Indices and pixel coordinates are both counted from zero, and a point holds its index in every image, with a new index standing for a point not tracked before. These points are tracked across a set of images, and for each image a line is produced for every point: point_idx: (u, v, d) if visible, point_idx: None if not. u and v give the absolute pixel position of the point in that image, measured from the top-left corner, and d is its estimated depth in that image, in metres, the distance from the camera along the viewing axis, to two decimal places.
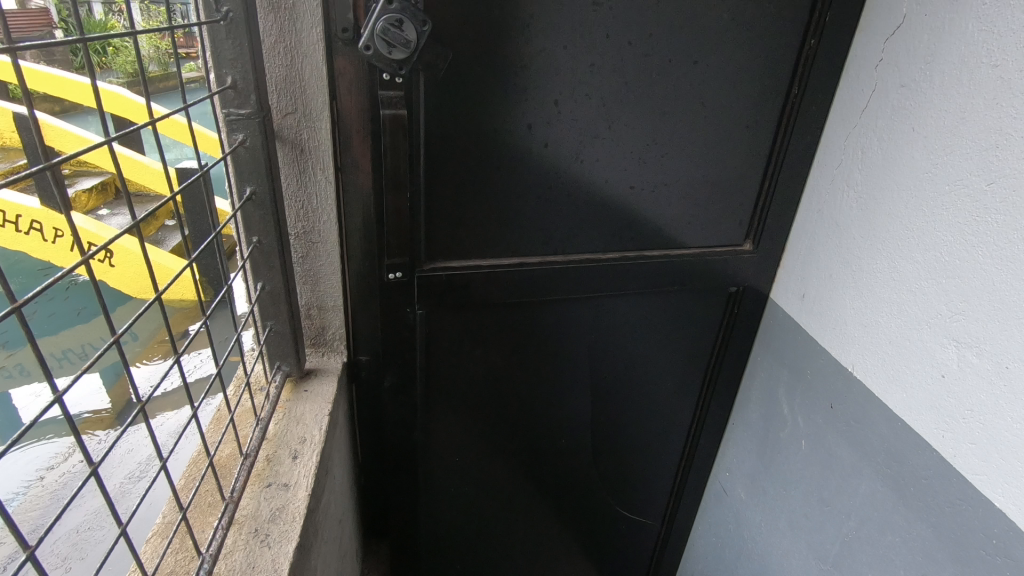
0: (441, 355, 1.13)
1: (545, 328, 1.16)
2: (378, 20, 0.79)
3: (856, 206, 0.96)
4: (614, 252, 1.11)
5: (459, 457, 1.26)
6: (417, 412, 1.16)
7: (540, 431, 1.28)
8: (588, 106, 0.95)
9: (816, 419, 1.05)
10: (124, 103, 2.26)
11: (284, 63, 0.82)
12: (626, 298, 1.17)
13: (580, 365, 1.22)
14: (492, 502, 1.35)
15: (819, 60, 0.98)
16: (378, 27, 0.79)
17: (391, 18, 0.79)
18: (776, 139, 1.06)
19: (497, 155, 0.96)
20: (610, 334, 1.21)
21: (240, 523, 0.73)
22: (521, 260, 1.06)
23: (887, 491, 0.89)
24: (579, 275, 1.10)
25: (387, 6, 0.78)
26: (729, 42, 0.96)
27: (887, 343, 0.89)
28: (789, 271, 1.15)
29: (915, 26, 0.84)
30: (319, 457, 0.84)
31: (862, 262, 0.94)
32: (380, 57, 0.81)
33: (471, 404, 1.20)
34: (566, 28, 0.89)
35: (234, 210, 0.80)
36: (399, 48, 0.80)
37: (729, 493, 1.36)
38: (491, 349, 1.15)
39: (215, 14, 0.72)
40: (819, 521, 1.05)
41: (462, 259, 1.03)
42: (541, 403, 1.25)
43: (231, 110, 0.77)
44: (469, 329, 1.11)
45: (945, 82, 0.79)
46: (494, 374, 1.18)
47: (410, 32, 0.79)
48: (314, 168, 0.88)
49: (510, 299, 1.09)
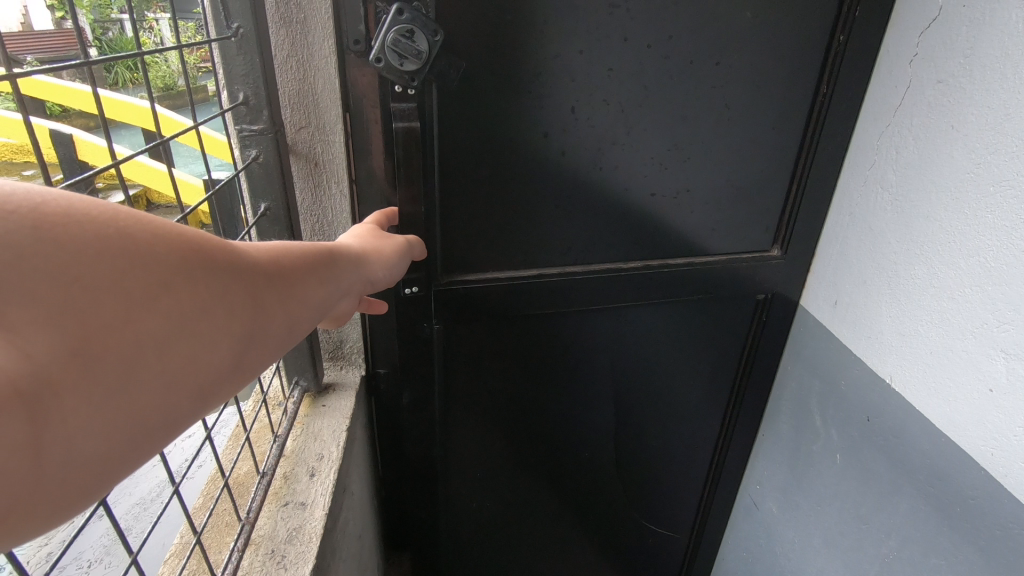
0: (461, 370, 1.11)
1: (566, 340, 1.13)
2: (389, 33, 0.75)
3: (891, 209, 0.91)
4: (637, 260, 1.08)
5: (481, 471, 1.24)
6: (437, 428, 1.14)
7: (563, 445, 1.26)
8: (607, 111, 0.93)
9: (851, 433, 1.01)
10: (133, 112, 2.23)
11: (297, 77, 0.81)
12: (649, 308, 1.14)
13: (602, 376, 1.20)
14: (516, 518, 1.33)
15: (848, 57, 0.94)
16: (389, 39, 0.75)
17: (401, 29, 0.75)
18: (804, 142, 1.02)
19: (516, 165, 0.94)
20: (634, 345, 1.18)
21: (257, 544, 0.72)
22: (542, 272, 1.04)
23: (930, 511, 0.84)
24: (600, 285, 1.07)
25: (397, 17, 0.75)
26: (753, 40, 0.93)
27: (927, 353, 0.84)
28: (819, 276, 1.11)
29: (952, 19, 0.80)
30: (336, 475, 0.83)
31: (898, 268, 0.90)
32: (391, 69, 0.78)
33: (492, 418, 1.18)
34: (582, 32, 0.86)
35: (249, 226, 0.81)
36: (411, 60, 0.77)
37: (760, 507, 1.31)
38: (512, 363, 1.13)
39: (225, 31, 0.72)
40: (856, 540, 1.00)
41: (481, 272, 1.01)
42: (564, 416, 1.22)
43: (244, 126, 0.78)
44: (489, 342, 1.09)
45: (987, 77, 0.75)
46: (515, 388, 1.16)
47: (421, 42, 0.76)
48: (329, 182, 0.88)
49: (531, 312, 1.07)
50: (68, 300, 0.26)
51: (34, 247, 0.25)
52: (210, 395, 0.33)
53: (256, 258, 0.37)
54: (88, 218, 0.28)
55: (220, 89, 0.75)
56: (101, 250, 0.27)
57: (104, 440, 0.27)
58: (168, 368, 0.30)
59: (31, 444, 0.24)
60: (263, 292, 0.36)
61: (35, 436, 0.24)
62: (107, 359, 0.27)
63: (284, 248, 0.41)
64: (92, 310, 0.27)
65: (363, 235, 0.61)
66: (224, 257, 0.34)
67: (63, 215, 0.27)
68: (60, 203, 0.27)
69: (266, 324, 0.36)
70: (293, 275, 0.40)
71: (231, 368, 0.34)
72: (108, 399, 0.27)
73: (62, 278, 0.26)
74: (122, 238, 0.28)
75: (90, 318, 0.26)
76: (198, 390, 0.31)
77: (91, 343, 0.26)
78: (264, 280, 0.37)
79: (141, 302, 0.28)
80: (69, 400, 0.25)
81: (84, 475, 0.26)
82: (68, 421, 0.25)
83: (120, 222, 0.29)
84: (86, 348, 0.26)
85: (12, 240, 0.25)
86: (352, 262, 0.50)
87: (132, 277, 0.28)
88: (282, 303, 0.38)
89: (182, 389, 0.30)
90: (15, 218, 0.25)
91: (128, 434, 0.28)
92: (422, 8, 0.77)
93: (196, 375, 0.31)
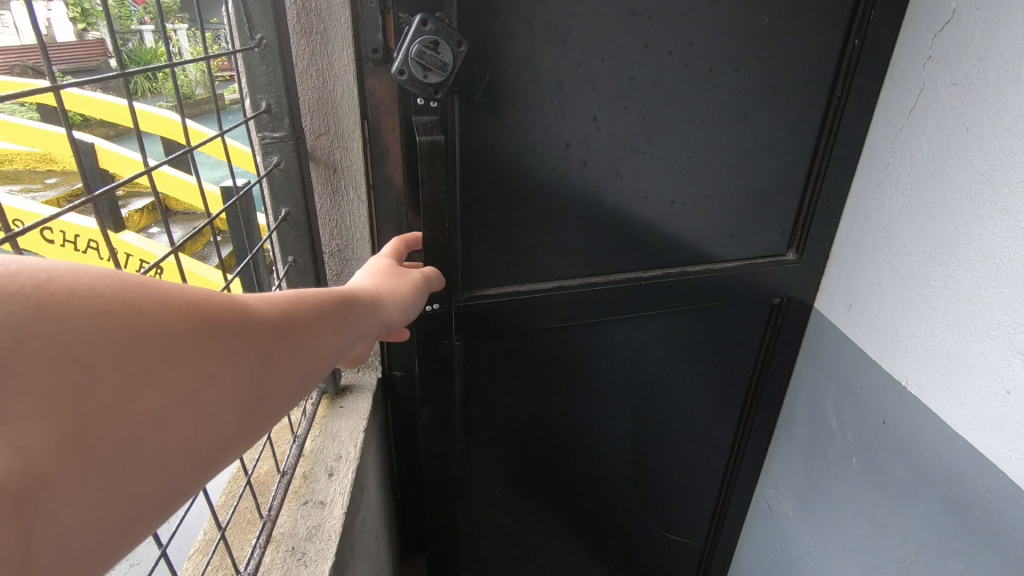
0: (480, 384, 1.12)
1: (585, 350, 1.14)
2: (413, 44, 0.76)
3: (905, 212, 0.91)
4: (655, 270, 1.08)
5: (499, 481, 1.25)
6: (457, 444, 1.14)
7: (581, 454, 1.26)
8: (627, 119, 0.94)
9: (867, 436, 1.00)
10: (161, 122, 2.29)
11: (316, 85, 0.83)
12: (666, 315, 1.14)
13: (620, 383, 1.20)
14: (533, 528, 1.34)
15: (864, 60, 0.94)
16: (412, 51, 0.76)
17: (426, 40, 0.76)
18: (819, 146, 1.02)
19: (535, 173, 0.94)
20: (651, 350, 1.18)
21: (278, 541, 0.74)
22: (562, 283, 1.05)
23: (948, 515, 0.84)
24: (619, 296, 1.08)
25: (421, 28, 0.76)
26: (770, 46, 0.93)
27: (943, 355, 0.84)
28: (834, 279, 1.11)
29: (966, 21, 0.80)
30: (354, 474, 0.84)
31: (913, 271, 0.90)
32: (415, 81, 0.79)
33: (511, 430, 1.19)
34: (603, 40, 0.87)
35: (269, 231, 0.83)
36: (434, 72, 0.77)
37: (775, 511, 1.31)
38: (531, 374, 1.13)
39: (249, 41, 0.74)
40: (873, 545, 1.00)
41: (501, 287, 1.02)
42: (582, 425, 1.23)
43: (267, 133, 0.80)
44: (508, 355, 1.10)
45: (1001, 79, 0.75)
46: (534, 399, 1.16)
47: (446, 53, 0.77)
48: (347, 188, 0.90)
49: (550, 323, 1.07)
50: (70, 379, 0.26)
51: (38, 326, 0.25)
52: (211, 458, 0.34)
53: (260, 317, 0.38)
54: (92, 292, 0.28)
55: (244, 97, 0.78)
56: (103, 327, 0.27)
57: (102, 520, 0.27)
58: (169, 441, 0.30)
59: (25, 540, 0.24)
60: (268, 351, 0.37)
61: (32, 525, 0.24)
62: (106, 438, 0.27)
63: (288, 302, 0.42)
64: (93, 389, 0.27)
65: (378, 272, 0.62)
66: (227, 321, 0.35)
67: (69, 291, 0.27)
68: (67, 278, 0.27)
69: (267, 384, 0.37)
70: (295, 331, 0.41)
71: (232, 431, 0.35)
72: (104, 479, 0.27)
73: (64, 359, 0.26)
74: (128, 313, 0.29)
75: (89, 399, 0.27)
76: (197, 457, 0.32)
77: (88, 426, 0.26)
78: (269, 340, 0.38)
79: (142, 378, 0.29)
80: (63, 486, 0.25)
81: (83, 555, 0.27)
82: (63, 509, 0.25)
83: (126, 294, 0.29)
84: (83, 431, 0.26)
85: (14, 322, 0.25)
86: (364, 306, 0.51)
87: (135, 355, 0.28)
88: (282, 363, 0.39)
89: (181, 458, 0.31)
90: (18, 298, 0.25)
91: (128, 509, 0.29)
92: (446, 19, 0.77)
93: (197, 441, 0.32)
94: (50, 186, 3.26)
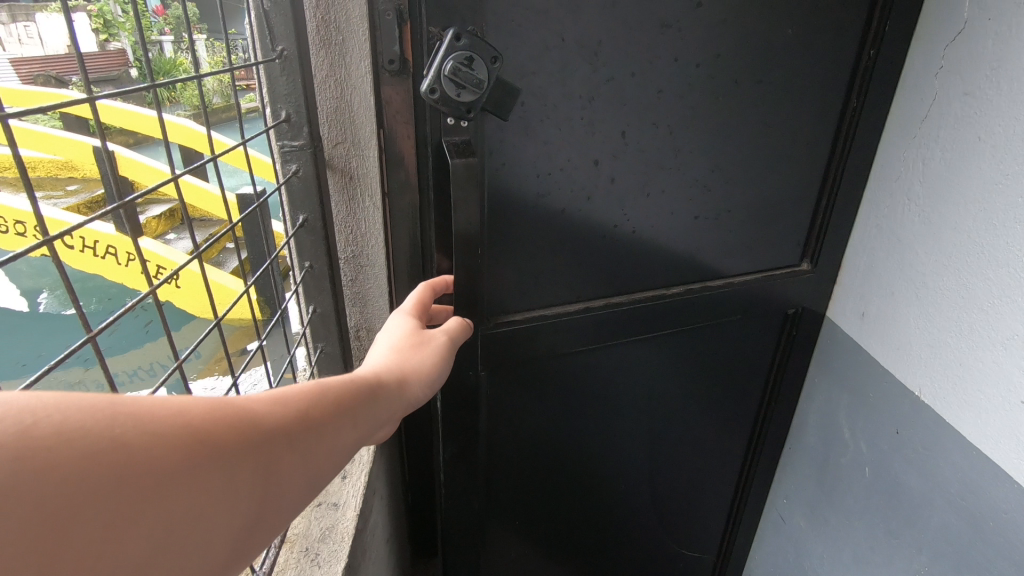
0: (503, 410, 1.10)
1: (607, 370, 1.13)
2: (447, 62, 0.77)
3: (919, 222, 0.91)
4: (676, 287, 1.08)
5: (521, 504, 1.23)
6: (480, 470, 1.13)
7: (600, 472, 1.25)
8: (655, 134, 0.93)
9: (879, 446, 1.00)
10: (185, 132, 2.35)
11: (334, 95, 0.84)
12: (685, 331, 1.14)
13: (640, 400, 1.19)
14: (554, 551, 1.32)
15: (878, 71, 0.95)
16: (446, 68, 0.77)
17: (460, 56, 0.77)
18: (833, 158, 1.03)
19: (559, 188, 0.93)
20: (669, 365, 1.17)
21: (292, 542, 0.76)
22: (586, 305, 1.04)
23: (962, 525, 0.83)
24: (642, 315, 1.08)
25: (455, 44, 0.77)
26: (791, 59, 0.93)
27: (957, 366, 0.84)
28: (846, 288, 1.11)
29: (976, 31, 0.81)
30: (367, 477, 0.86)
31: (927, 281, 0.90)
32: (447, 99, 0.79)
33: (534, 455, 1.17)
34: (632, 55, 0.87)
35: (288, 237, 0.86)
36: (468, 89, 0.78)
37: (787, 522, 1.30)
38: (554, 398, 1.12)
39: (270, 54, 0.77)
40: (887, 556, 0.99)
41: (528, 310, 1.02)
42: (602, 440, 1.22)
43: (285, 142, 0.82)
44: (532, 380, 1.09)
45: (1014, 88, 0.76)
46: (558, 422, 1.15)
47: (480, 70, 0.77)
48: (363, 196, 0.91)
49: (574, 346, 1.07)
50: (49, 534, 0.25)
51: (20, 482, 0.25)
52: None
53: (272, 429, 0.39)
54: (81, 434, 0.28)
55: (263, 106, 0.79)
56: (91, 472, 0.27)
57: None
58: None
59: None
60: (271, 466, 0.38)
61: None
62: None
63: (303, 406, 0.42)
64: (74, 542, 0.26)
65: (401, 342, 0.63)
66: (228, 441, 0.35)
67: (57, 438, 0.27)
68: (56, 420, 0.27)
69: (269, 499, 0.37)
70: (306, 439, 0.41)
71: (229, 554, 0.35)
72: None
73: (48, 513, 0.26)
74: (119, 453, 0.29)
75: (69, 551, 0.26)
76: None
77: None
78: (274, 453, 0.38)
79: (128, 520, 0.29)
80: None
81: None
82: None
83: (119, 430, 0.29)
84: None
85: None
86: (380, 390, 0.52)
87: (122, 498, 0.28)
88: (292, 474, 0.39)
89: None
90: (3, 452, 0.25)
91: None
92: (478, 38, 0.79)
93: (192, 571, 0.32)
94: (72, 193, 3.34)
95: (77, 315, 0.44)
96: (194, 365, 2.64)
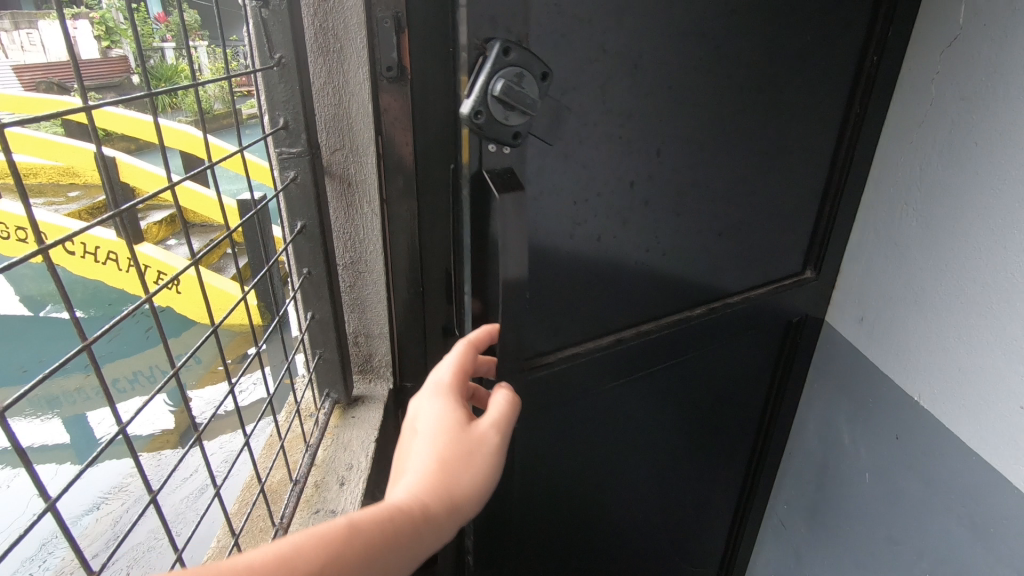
0: (533, 460, 1.00)
1: (634, 400, 1.06)
2: (495, 81, 0.65)
3: (917, 227, 0.91)
4: (700, 306, 1.02)
5: (552, 554, 1.14)
6: (513, 525, 1.03)
7: (623, 504, 1.18)
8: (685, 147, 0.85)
9: (880, 452, 0.99)
10: (183, 137, 2.35)
11: (332, 102, 0.87)
12: (705, 352, 1.08)
13: (662, 426, 1.13)
14: None
15: (881, 76, 0.93)
16: (494, 87, 0.65)
17: (511, 72, 0.66)
18: (835, 167, 1.00)
19: (591, 219, 0.83)
20: (686, 386, 1.11)
21: None
22: (617, 337, 0.96)
23: (962, 531, 0.83)
24: (668, 341, 1.01)
25: (502, 58, 0.65)
26: (815, 58, 0.88)
27: (956, 371, 0.83)
28: (844, 292, 1.11)
29: (973, 38, 0.81)
30: (365, 484, 0.86)
31: (926, 286, 0.90)
32: (494, 123, 0.67)
33: (564, 498, 1.08)
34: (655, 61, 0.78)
35: (286, 243, 0.85)
36: (519, 112, 0.67)
37: (787, 527, 1.30)
38: (585, 436, 1.03)
39: (269, 61, 0.76)
40: (887, 562, 0.99)
41: (557, 351, 0.91)
42: (620, 479, 1.14)
43: (284, 148, 0.82)
44: (564, 423, 0.99)
45: (1011, 94, 0.76)
46: (589, 461, 1.06)
47: (530, 87, 0.67)
48: (361, 202, 0.92)
49: (606, 380, 0.98)
50: None
51: None
52: None
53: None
54: None
55: (262, 113, 0.79)
56: None
57: None
58: None
59: None
60: None
61: None
62: None
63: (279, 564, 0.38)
64: None
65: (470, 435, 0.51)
66: None
67: None
68: None
69: None
70: None
71: None
72: None
73: None
74: None
75: None
76: None
77: None
78: None
79: None
80: None
81: None
82: None
83: None
84: None
85: None
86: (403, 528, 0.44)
87: None
88: None
89: None
90: None
91: None
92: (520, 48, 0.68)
93: None
94: (74, 199, 3.35)
95: (72, 322, 0.44)
96: (195, 370, 2.64)
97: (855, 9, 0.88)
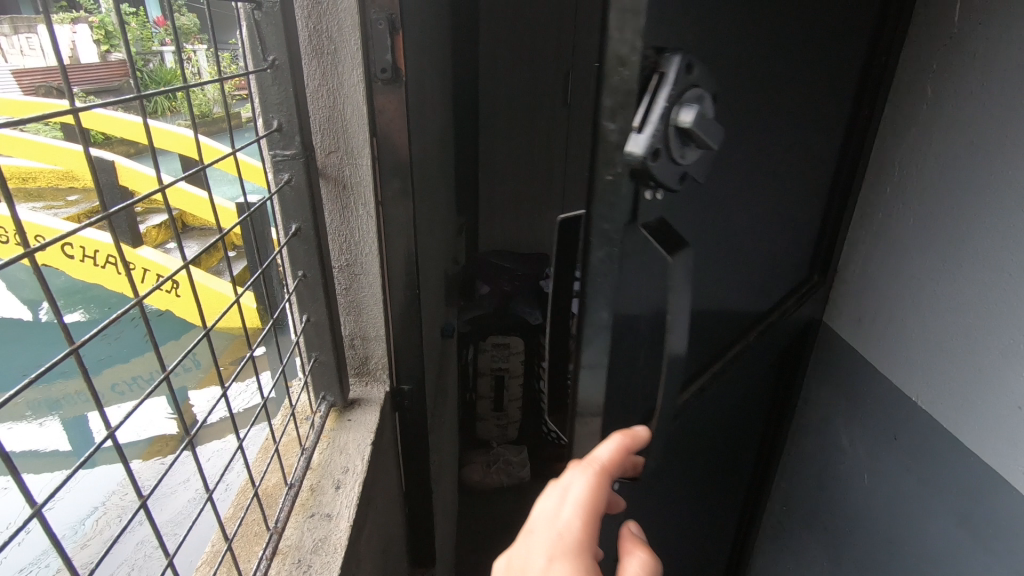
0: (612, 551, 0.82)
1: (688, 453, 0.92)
2: (680, 109, 0.49)
3: (914, 226, 0.91)
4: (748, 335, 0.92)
5: None
6: None
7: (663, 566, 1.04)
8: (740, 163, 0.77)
9: (879, 453, 0.99)
10: (178, 139, 2.33)
11: (327, 104, 0.86)
12: (738, 381, 0.98)
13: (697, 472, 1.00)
14: None
15: (882, 80, 0.95)
16: (682, 119, 0.49)
17: (694, 94, 0.51)
18: (840, 170, 0.99)
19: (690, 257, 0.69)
20: (717, 422, 1.00)
21: (284, 554, 0.75)
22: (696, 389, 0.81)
23: (959, 532, 0.82)
24: (721, 379, 0.89)
25: (687, 74, 0.50)
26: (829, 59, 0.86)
27: (953, 370, 0.83)
28: (841, 294, 1.10)
29: (968, 38, 0.81)
30: (360, 488, 0.85)
31: (923, 285, 0.89)
32: (668, 158, 0.51)
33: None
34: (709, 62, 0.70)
35: (280, 245, 0.84)
36: (697, 144, 0.53)
37: (785, 529, 1.29)
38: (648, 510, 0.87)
39: (262, 63, 0.76)
40: (886, 564, 0.98)
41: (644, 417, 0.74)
42: (665, 540, 1.00)
43: (278, 151, 0.81)
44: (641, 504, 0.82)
45: (1005, 93, 0.76)
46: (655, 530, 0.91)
47: (710, 112, 0.53)
48: (356, 204, 0.92)
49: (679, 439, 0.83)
50: None
51: None
52: None
53: None
54: None
55: (256, 115, 0.79)
56: None
57: None
58: None
59: None
60: None
61: None
62: None
63: None
64: None
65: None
66: None
67: None
68: None
69: None
70: None
71: None
72: None
73: None
74: None
75: None
76: None
77: None
78: None
79: None
80: None
81: None
82: None
83: None
84: None
85: None
86: None
87: None
88: None
89: None
90: None
91: None
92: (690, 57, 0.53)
93: None
94: (72, 202, 3.35)
95: (57, 325, 0.44)
96: (193, 373, 2.63)
97: (863, 8, 0.86)
